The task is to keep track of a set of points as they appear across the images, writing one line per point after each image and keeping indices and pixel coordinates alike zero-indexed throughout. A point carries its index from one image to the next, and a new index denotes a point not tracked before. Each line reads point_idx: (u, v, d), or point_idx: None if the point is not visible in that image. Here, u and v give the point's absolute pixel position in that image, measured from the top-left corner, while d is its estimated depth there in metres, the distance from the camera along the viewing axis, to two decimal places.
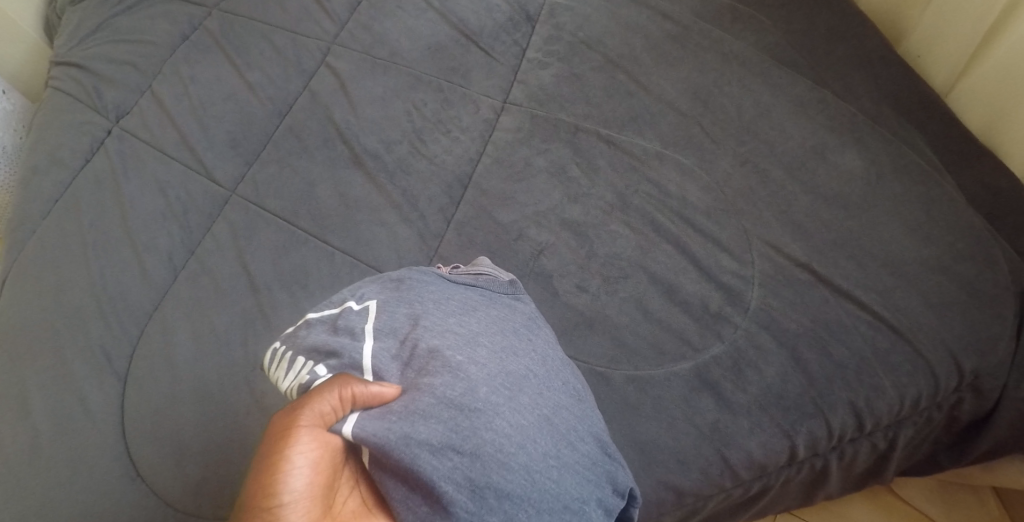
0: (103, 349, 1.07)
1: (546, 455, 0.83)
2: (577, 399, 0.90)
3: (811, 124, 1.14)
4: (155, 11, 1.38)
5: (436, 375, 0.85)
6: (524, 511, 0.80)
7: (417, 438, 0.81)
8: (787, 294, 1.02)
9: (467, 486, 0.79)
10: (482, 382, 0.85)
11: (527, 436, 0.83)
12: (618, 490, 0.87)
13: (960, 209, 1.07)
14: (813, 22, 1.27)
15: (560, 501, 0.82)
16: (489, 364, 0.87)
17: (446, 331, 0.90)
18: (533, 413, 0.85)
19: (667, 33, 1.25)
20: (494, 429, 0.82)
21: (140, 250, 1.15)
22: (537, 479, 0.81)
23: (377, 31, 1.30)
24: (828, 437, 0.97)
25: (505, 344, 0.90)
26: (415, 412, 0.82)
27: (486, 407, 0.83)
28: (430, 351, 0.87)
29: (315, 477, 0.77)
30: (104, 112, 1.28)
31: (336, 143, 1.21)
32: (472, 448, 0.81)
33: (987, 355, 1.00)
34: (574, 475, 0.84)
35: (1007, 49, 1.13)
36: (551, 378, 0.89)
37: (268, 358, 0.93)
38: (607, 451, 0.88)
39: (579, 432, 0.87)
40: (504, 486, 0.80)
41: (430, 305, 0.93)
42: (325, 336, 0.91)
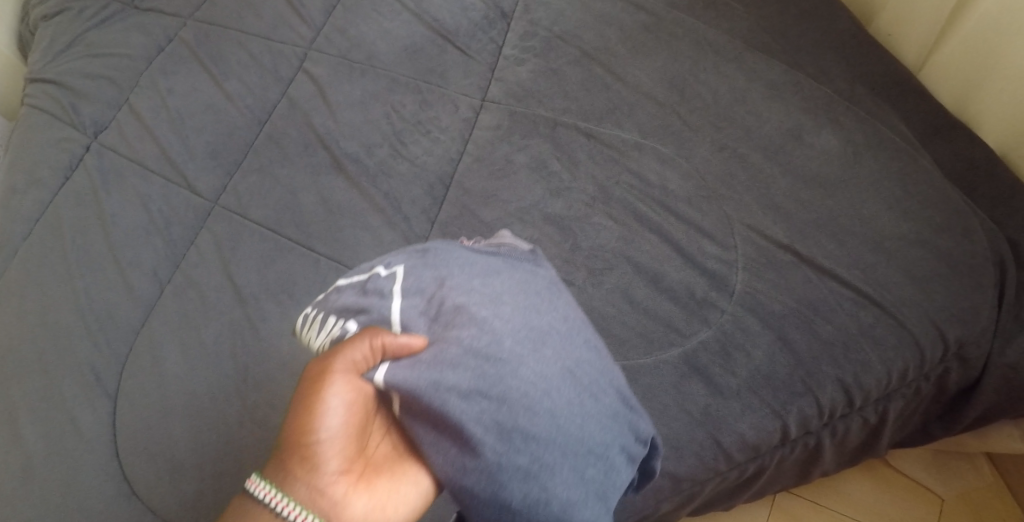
0: (92, 366, 1.07)
1: (572, 404, 0.82)
2: (600, 354, 0.88)
3: (785, 107, 1.15)
4: (128, 22, 1.37)
5: (463, 327, 0.84)
6: (551, 454, 0.80)
7: (445, 384, 0.80)
8: (772, 276, 1.03)
9: (496, 429, 0.79)
10: (509, 334, 0.83)
11: (554, 385, 0.82)
12: (639, 438, 0.87)
13: (936, 183, 1.08)
14: (785, 6, 1.28)
15: (587, 447, 0.82)
16: (517, 315, 0.85)
17: (472, 288, 0.87)
18: (559, 364, 0.84)
19: (641, 24, 1.26)
20: (521, 376, 0.81)
21: (125, 266, 1.14)
22: (563, 424, 0.81)
23: (353, 36, 1.30)
24: (819, 414, 0.99)
25: (532, 299, 0.87)
26: (443, 361, 0.81)
27: (514, 357, 0.82)
28: (456, 306, 0.85)
29: (350, 420, 0.78)
30: (82, 128, 1.28)
31: (317, 149, 1.21)
32: (500, 394, 0.80)
33: (970, 324, 1.01)
34: (599, 423, 0.83)
35: (972, 22, 1.14)
36: (576, 331, 0.88)
37: (300, 322, 0.93)
38: (629, 401, 0.87)
39: (603, 380, 0.86)
40: (532, 430, 0.79)
41: (456, 265, 0.90)
42: (355, 297, 0.90)
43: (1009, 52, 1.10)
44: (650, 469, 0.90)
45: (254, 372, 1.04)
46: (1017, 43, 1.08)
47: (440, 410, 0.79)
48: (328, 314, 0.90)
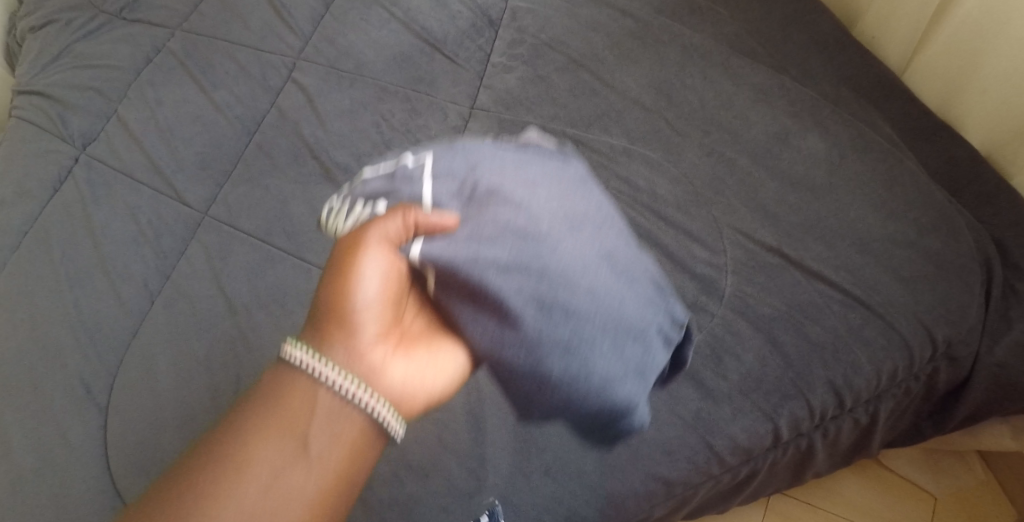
0: (83, 380, 1.07)
1: (613, 282, 0.77)
2: (637, 239, 0.83)
3: (771, 111, 1.16)
4: (117, 33, 1.37)
5: (499, 204, 0.78)
6: (592, 333, 0.75)
7: (482, 259, 0.75)
8: (761, 279, 1.04)
9: (535, 306, 0.74)
10: (547, 213, 0.78)
11: (594, 264, 0.77)
12: (677, 324, 0.82)
13: (921, 185, 1.09)
14: (770, 10, 1.29)
15: (629, 325, 0.77)
16: (554, 194, 0.79)
17: (506, 171, 0.81)
18: (599, 243, 0.78)
19: (628, 30, 1.27)
20: (560, 255, 0.76)
21: (115, 279, 1.14)
22: (605, 302, 0.76)
23: (341, 45, 1.30)
24: (810, 416, 0.99)
25: (569, 182, 0.81)
26: (480, 237, 0.76)
27: (553, 235, 0.77)
28: (490, 186, 0.79)
29: (385, 291, 0.72)
30: (71, 140, 1.27)
31: (307, 158, 1.21)
32: (539, 269, 0.75)
33: (957, 325, 1.02)
34: (639, 302, 0.78)
35: (954, 24, 1.15)
36: (614, 215, 0.82)
37: (323, 213, 0.85)
38: (666, 288, 0.82)
39: (641, 266, 0.81)
40: (573, 306, 0.75)
41: (489, 151, 0.83)
42: (382, 183, 0.83)
43: (991, 53, 1.11)
44: (680, 361, 0.84)
45: (246, 383, 1.04)
46: (999, 44, 1.09)
47: (475, 285, 0.74)
48: (353, 199, 0.83)
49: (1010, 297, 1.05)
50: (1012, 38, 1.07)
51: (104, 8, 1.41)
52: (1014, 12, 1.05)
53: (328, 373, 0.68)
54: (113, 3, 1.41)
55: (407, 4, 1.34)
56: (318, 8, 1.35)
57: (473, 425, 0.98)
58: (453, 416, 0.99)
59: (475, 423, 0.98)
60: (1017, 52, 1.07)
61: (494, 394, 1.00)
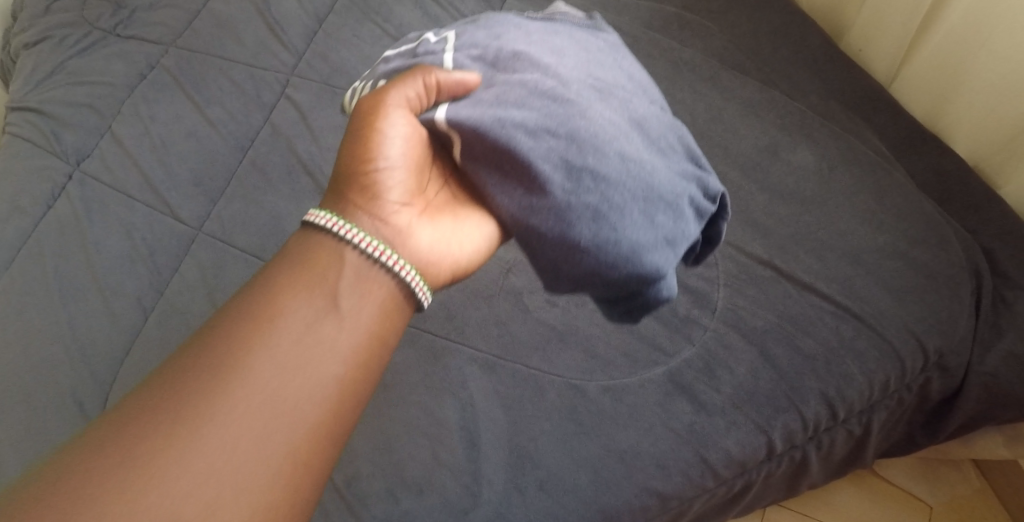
0: (76, 398, 1.06)
1: (638, 150, 0.81)
2: (662, 112, 0.87)
3: (761, 123, 1.17)
4: (111, 49, 1.36)
5: (526, 72, 0.81)
6: (620, 195, 0.77)
7: (511, 121, 0.77)
8: (752, 292, 1.05)
9: (565, 164, 0.77)
10: (573, 82, 0.81)
11: (620, 129, 0.80)
12: (707, 194, 0.85)
13: (911, 196, 1.10)
14: (758, 23, 1.30)
15: (657, 190, 0.79)
16: (579, 67, 0.83)
17: (532, 44, 0.84)
18: (623, 114, 0.82)
19: (618, 44, 1.28)
20: (586, 118, 0.79)
21: (108, 295, 1.14)
22: (632, 166, 0.79)
23: (334, 61, 1.31)
24: (804, 428, 0.99)
25: (593, 58, 0.86)
26: (508, 102, 0.78)
27: (579, 103, 0.80)
28: (516, 53, 0.82)
29: (409, 151, 0.79)
30: (64, 156, 1.27)
31: (300, 174, 1.22)
32: (567, 132, 0.78)
33: (949, 335, 1.02)
34: (664, 169, 0.82)
35: (939, 37, 1.17)
36: (638, 92, 0.86)
37: (351, 97, 0.90)
38: (691, 160, 0.86)
39: (664, 139, 0.84)
40: (601, 170, 0.77)
41: (512, 27, 0.86)
42: (406, 60, 0.86)
43: (976, 66, 1.12)
44: (713, 235, 0.88)
45: None
46: (984, 57, 1.10)
47: (506, 145, 0.76)
48: (375, 77, 0.87)
49: (999, 306, 1.05)
50: (996, 51, 1.08)
51: (98, 24, 1.40)
52: (998, 26, 1.07)
53: (355, 234, 0.74)
54: (107, 20, 1.40)
55: (400, 21, 1.35)
56: (311, 24, 1.36)
57: (468, 441, 0.98)
58: (448, 431, 0.99)
59: (470, 439, 0.99)
60: (1002, 64, 1.08)
61: (488, 409, 1.00)
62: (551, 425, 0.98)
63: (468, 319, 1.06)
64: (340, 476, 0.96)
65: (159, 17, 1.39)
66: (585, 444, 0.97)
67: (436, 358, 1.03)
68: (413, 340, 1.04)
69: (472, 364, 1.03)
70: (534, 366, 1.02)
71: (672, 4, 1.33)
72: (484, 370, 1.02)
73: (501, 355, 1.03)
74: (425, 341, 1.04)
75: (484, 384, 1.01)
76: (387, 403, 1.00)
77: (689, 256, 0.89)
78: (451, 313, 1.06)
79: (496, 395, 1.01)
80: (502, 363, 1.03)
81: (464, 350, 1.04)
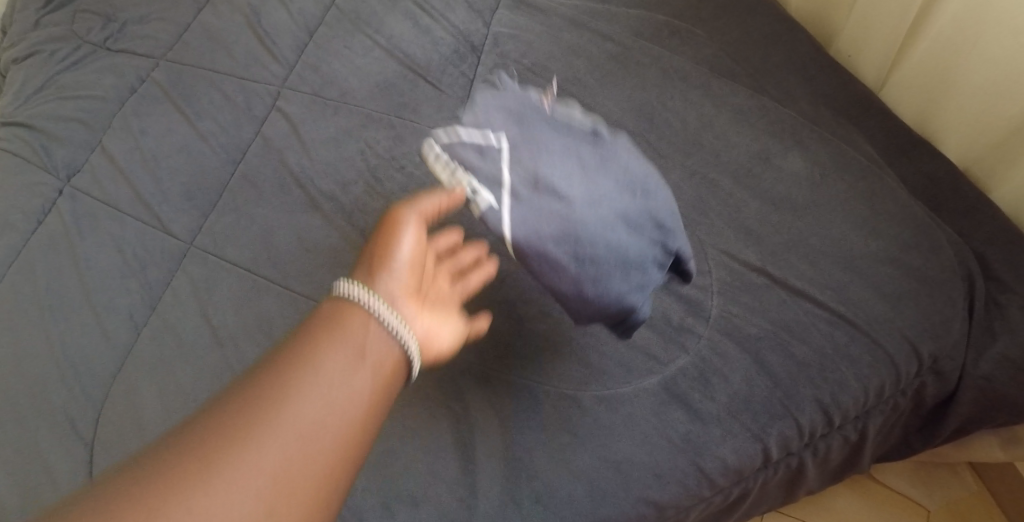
0: (69, 415, 1.06)
1: (633, 247, 0.92)
2: (652, 195, 0.94)
3: (753, 130, 1.17)
4: (101, 62, 1.36)
5: (540, 191, 0.90)
6: (619, 280, 0.92)
7: (534, 240, 0.90)
8: (746, 299, 1.05)
9: (547, 254, 0.90)
10: (578, 194, 0.90)
11: (616, 236, 0.91)
12: (668, 251, 0.95)
13: (902, 201, 1.10)
14: (748, 30, 1.31)
15: (645, 275, 0.93)
16: (583, 179, 0.91)
17: (549, 158, 0.91)
18: (619, 215, 0.91)
19: (609, 52, 1.28)
20: (568, 207, 0.89)
21: (100, 311, 1.13)
22: (630, 265, 0.92)
23: (325, 73, 1.31)
24: (800, 435, 0.99)
25: (593, 162, 0.93)
26: (531, 218, 0.89)
27: (584, 216, 0.90)
28: (535, 174, 0.90)
29: (418, 252, 0.81)
30: (55, 172, 1.26)
31: (292, 187, 1.21)
32: (577, 248, 0.90)
33: (942, 340, 1.02)
34: (651, 252, 0.93)
35: (927, 43, 1.17)
36: (633, 185, 0.94)
37: (426, 151, 0.94)
38: (666, 225, 0.94)
39: (642, 205, 0.93)
40: (605, 275, 0.91)
41: (529, 141, 0.92)
42: (474, 156, 0.91)
43: (965, 70, 1.13)
44: (686, 270, 0.99)
45: None
46: (973, 62, 1.11)
47: (520, 248, 0.90)
48: (459, 165, 0.91)
49: (992, 310, 1.06)
50: (986, 56, 1.09)
51: (89, 38, 1.39)
52: (986, 31, 1.07)
53: (379, 306, 0.74)
54: (97, 33, 1.40)
55: (390, 31, 1.35)
56: (301, 36, 1.35)
57: (463, 453, 0.98)
58: (444, 445, 0.99)
59: (466, 452, 0.98)
60: (992, 69, 1.09)
61: (484, 421, 1.00)
62: (546, 436, 0.98)
63: None
64: None
65: (149, 30, 1.38)
66: (581, 455, 0.97)
67: (430, 371, 1.03)
68: None
69: (466, 376, 1.02)
70: (529, 377, 1.01)
71: (663, 10, 1.33)
72: (478, 382, 1.02)
73: (495, 366, 1.02)
74: None
75: (479, 397, 1.01)
76: None
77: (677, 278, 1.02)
78: None
79: (491, 407, 1.00)
80: (496, 374, 1.02)
81: (457, 362, 1.03)
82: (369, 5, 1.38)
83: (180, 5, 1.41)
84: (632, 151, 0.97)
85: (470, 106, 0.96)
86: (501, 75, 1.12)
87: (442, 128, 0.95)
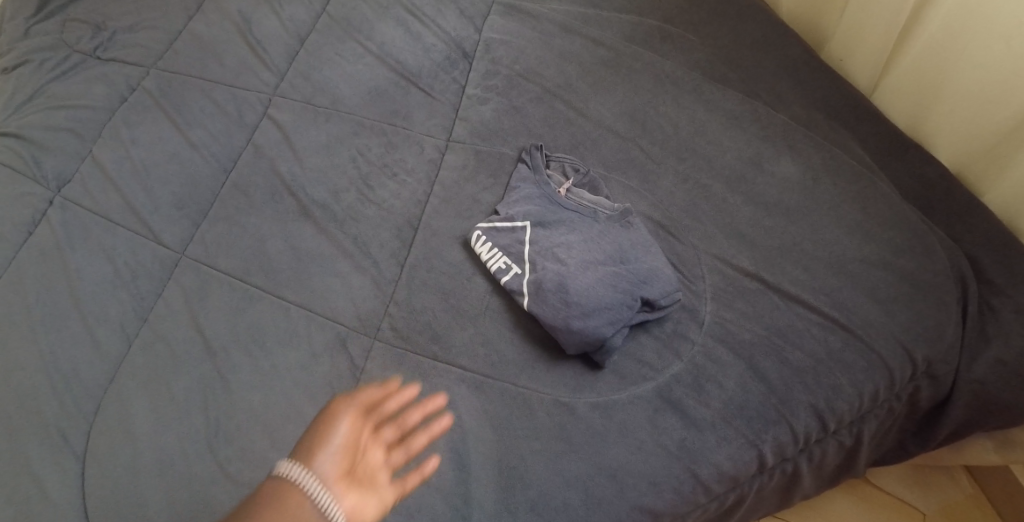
0: (59, 428, 1.05)
1: (614, 301, 1.01)
2: (643, 260, 1.06)
3: (745, 136, 1.18)
4: (91, 72, 1.35)
5: (542, 257, 1.06)
6: (595, 324, 1.00)
7: (532, 294, 1.04)
8: (739, 305, 1.05)
9: (538, 304, 1.03)
10: (573, 258, 1.05)
11: (600, 292, 1.02)
12: (647, 301, 1.03)
13: (894, 205, 1.10)
14: (740, 33, 1.30)
15: (624, 324, 1.01)
16: (581, 248, 1.06)
17: (553, 230, 1.09)
18: (604, 274, 1.03)
19: (601, 59, 1.29)
20: (563, 268, 1.04)
21: (91, 321, 1.12)
22: (610, 317, 1.00)
23: (316, 80, 1.31)
24: (795, 441, 0.99)
25: (590, 235, 1.08)
26: (532, 275, 1.05)
27: (573, 272, 1.03)
28: (540, 244, 1.07)
29: (351, 438, 0.81)
30: (44, 181, 1.25)
31: (283, 195, 1.21)
32: (564, 300, 1.01)
33: (936, 344, 1.02)
34: (632, 305, 1.02)
35: (918, 47, 1.18)
36: (624, 255, 1.06)
37: (472, 238, 1.11)
38: (643, 278, 1.04)
39: (629, 270, 1.04)
40: (585, 322, 1.00)
41: (541, 210, 1.11)
42: (503, 240, 1.10)
43: (956, 74, 1.13)
44: (655, 309, 1.03)
45: (226, 426, 1.03)
46: (964, 66, 1.11)
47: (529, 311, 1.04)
48: (501, 253, 1.09)
49: (986, 314, 1.06)
50: (976, 60, 1.09)
51: (79, 47, 1.39)
52: (976, 35, 1.08)
53: (310, 485, 0.75)
54: (87, 42, 1.39)
55: (381, 38, 1.35)
56: (292, 44, 1.35)
57: (456, 462, 0.98)
58: (438, 454, 0.98)
59: (460, 460, 0.98)
60: (982, 73, 1.09)
61: (477, 430, 0.99)
62: (541, 444, 0.98)
63: (455, 339, 1.05)
64: None
65: (140, 39, 1.38)
66: (576, 463, 0.96)
67: (424, 379, 1.03)
68: (400, 362, 1.04)
69: (460, 384, 1.02)
70: (522, 384, 1.02)
71: (654, 16, 1.33)
72: (472, 390, 1.02)
73: (490, 374, 1.03)
74: (412, 362, 1.04)
75: (473, 405, 1.01)
76: None
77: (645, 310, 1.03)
78: (438, 333, 1.06)
79: (485, 416, 1.00)
80: (490, 382, 1.02)
81: (451, 371, 1.03)
82: (360, 12, 1.38)
83: (171, 14, 1.41)
84: (637, 229, 1.10)
85: (508, 196, 1.14)
86: (533, 153, 1.18)
87: (483, 219, 1.14)
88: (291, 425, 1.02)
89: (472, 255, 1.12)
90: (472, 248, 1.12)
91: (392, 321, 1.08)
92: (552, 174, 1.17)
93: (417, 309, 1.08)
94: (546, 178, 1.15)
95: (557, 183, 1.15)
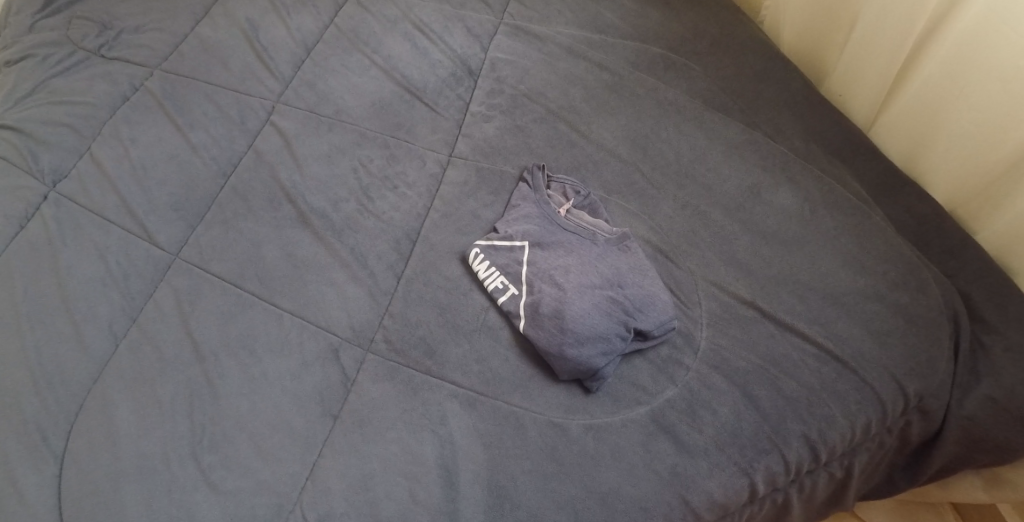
0: (39, 427, 1.03)
1: (610, 326, 1.02)
2: (639, 284, 1.06)
3: (745, 166, 1.19)
4: (94, 69, 1.35)
5: (539, 281, 1.06)
6: (591, 350, 1.00)
7: (529, 319, 1.04)
8: (735, 332, 1.05)
9: (533, 329, 1.03)
10: (569, 281, 1.05)
11: (595, 318, 1.02)
12: (644, 330, 1.03)
13: (890, 240, 1.12)
14: (744, 63, 1.32)
15: (621, 349, 1.02)
16: (577, 271, 1.06)
17: (552, 252, 1.09)
18: (599, 299, 1.04)
19: (605, 84, 1.30)
20: (560, 293, 1.04)
21: (79, 319, 1.11)
22: (606, 341, 1.01)
23: (321, 89, 1.31)
24: (786, 471, 0.99)
25: (585, 258, 1.08)
26: (530, 300, 1.05)
27: (570, 296, 1.03)
28: (539, 266, 1.08)
29: None
30: (39, 176, 1.24)
31: (282, 202, 1.20)
32: (560, 325, 1.02)
33: (928, 380, 1.03)
34: (631, 329, 1.02)
35: (917, 87, 1.19)
36: (620, 278, 1.06)
37: (471, 258, 1.11)
38: (641, 305, 1.04)
39: (626, 296, 1.04)
40: (579, 347, 1.00)
41: (540, 230, 1.11)
42: (502, 259, 1.10)
43: (951, 115, 1.15)
44: (652, 336, 1.03)
45: (211, 432, 1.01)
46: (960, 107, 1.13)
47: (526, 336, 1.04)
48: (499, 273, 1.09)
49: (977, 351, 1.06)
50: (973, 100, 1.11)
51: (83, 44, 1.38)
52: (974, 76, 1.10)
53: None
54: (92, 40, 1.39)
55: (388, 51, 1.36)
56: (299, 52, 1.36)
57: (445, 479, 0.97)
58: (426, 470, 0.97)
59: (449, 478, 0.97)
60: (979, 113, 1.11)
61: (468, 447, 0.98)
62: (531, 465, 0.97)
63: (450, 354, 1.05)
64: (314, 513, 0.95)
65: (146, 40, 1.37)
66: (567, 484, 0.96)
67: (416, 394, 1.02)
68: (393, 375, 1.04)
69: (452, 401, 1.01)
70: (515, 403, 1.01)
71: (659, 43, 1.35)
72: (465, 407, 1.01)
73: (483, 392, 1.02)
74: (404, 376, 1.03)
75: (466, 421, 1.00)
76: (364, 439, 0.99)
77: (643, 338, 1.03)
78: (432, 347, 1.05)
79: (475, 433, 0.99)
80: (483, 399, 1.01)
81: (444, 386, 1.02)
82: (368, 26, 1.39)
83: (179, 17, 1.41)
84: (635, 254, 1.10)
85: (508, 215, 1.14)
86: (536, 171, 1.19)
87: (482, 236, 1.14)
88: (278, 434, 1.00)
89: (470, 272, 1.11)
90: (470, 265, 1.12)
91: (387, 334, 1.07)
92: (553, 194, 1.16)
93: (412, 322, 1.07)
94: (546, 198, 1.15)
95: (557, 202, 1.15)
